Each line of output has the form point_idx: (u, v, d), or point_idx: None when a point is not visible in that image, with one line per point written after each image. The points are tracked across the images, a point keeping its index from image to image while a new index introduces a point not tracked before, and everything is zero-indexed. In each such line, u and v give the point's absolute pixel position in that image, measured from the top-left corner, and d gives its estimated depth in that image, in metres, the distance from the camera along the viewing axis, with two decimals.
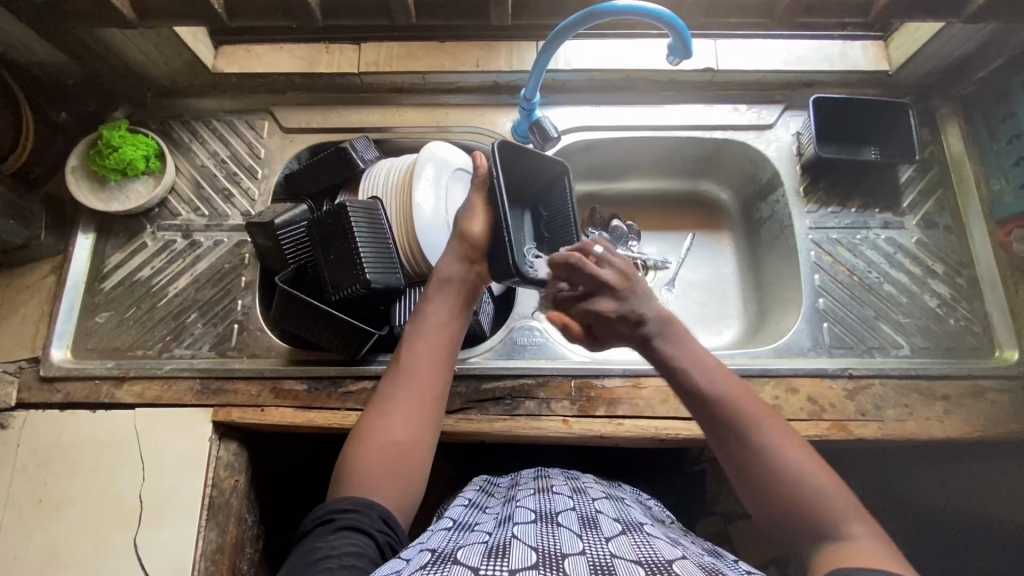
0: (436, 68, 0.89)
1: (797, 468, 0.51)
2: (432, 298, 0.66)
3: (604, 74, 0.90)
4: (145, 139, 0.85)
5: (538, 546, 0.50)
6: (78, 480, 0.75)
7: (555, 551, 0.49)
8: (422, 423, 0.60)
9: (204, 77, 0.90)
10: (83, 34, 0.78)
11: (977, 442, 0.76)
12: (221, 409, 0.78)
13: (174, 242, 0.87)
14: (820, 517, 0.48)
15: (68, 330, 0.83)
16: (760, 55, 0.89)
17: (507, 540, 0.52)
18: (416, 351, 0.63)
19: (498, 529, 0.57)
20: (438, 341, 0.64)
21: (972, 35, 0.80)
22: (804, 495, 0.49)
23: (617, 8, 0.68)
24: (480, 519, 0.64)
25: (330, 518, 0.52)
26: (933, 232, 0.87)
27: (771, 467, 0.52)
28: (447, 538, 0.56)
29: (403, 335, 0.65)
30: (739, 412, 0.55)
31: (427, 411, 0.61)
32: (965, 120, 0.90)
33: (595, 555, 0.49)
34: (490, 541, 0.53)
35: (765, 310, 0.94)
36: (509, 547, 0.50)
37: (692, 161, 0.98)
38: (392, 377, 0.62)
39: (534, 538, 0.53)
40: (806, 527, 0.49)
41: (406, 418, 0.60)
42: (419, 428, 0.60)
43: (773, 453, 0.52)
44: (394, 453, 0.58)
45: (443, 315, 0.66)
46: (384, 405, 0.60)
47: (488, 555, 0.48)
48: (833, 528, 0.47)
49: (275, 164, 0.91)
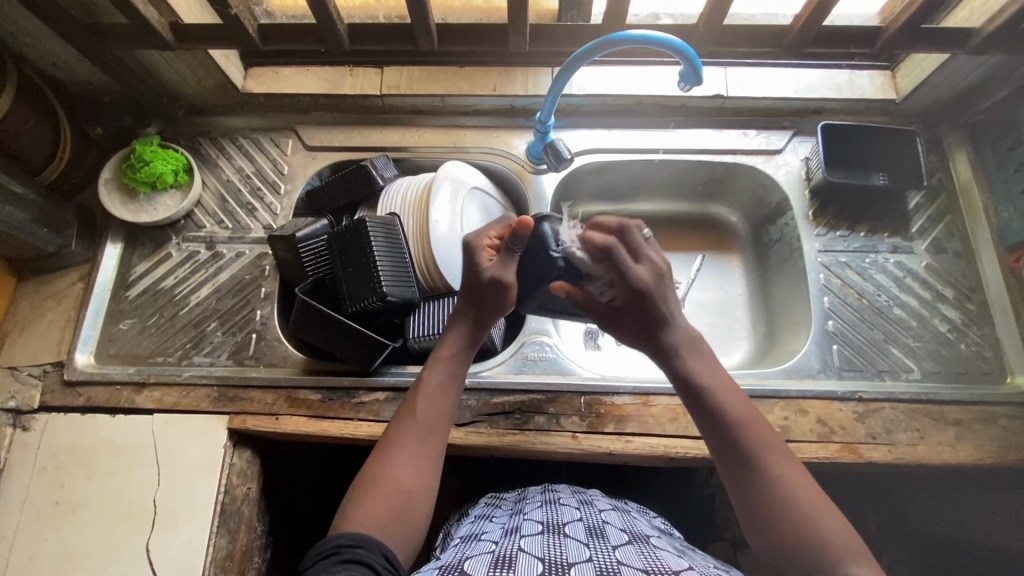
0: (454, 91, 0.92)
1: (803, 501, 0.53)
2: (446, 348, 0.67)
3: (617, 99, 0.93)
4: (175, 154, 0.89)
5: (545, 556, 0.52)
6: (96, 482, 0.77)
7: (561, 562, 0.51)
8: (428, 470, 0.59)
9: (234, 97, 0.95)
10: (123, 55, 0.82)
11: (989, 468, 0.75)
12: (237, 416, 0.79)
13: (198, 253, 0.90)
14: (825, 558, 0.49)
15: (92, 335, 0.86)
16: (771, 83, 0.91)
17: (514, 551, 0.53)
18: (427, 396, 0.64)
19: (505, 539, 0.58)
20: (446, 393, 0.64)
21: (977, 66, 0.82)
22: (810, 526, 0.51)
23: (631, 36, 0.70)
24: (488, 529, 0.65)
25: (333, 552, 0.51)
26: (942, 257, 0.87)
27: (772, 497, 0.54)
28: (457, 550, 0.57)
29: (415, 381, 0.65)
30: (759, 453, 0.56)
31: (435, 460, 0.60)
32: (972, 148, 0.91)
33: (602, 563, 0.51)
34: (498, 550, 0.54)
35: (774, 332, 0.95)
36: (516, 557, 0.52)
37: (702, 183, 1.00)
38: (401, 422, 0.62)
39: (541, 547, 0.54)
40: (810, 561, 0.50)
41: (417, 467, 0.59)
42: (425, 476, 0.59)
43: (779, 488, 0.54)
44: (400, 498, 0.56)
45: (458, 364, 0.67)
46: (394, 451, 0.59)
47: (495, 566, 0.50)
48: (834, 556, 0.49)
49: (297, 180, 0.94)
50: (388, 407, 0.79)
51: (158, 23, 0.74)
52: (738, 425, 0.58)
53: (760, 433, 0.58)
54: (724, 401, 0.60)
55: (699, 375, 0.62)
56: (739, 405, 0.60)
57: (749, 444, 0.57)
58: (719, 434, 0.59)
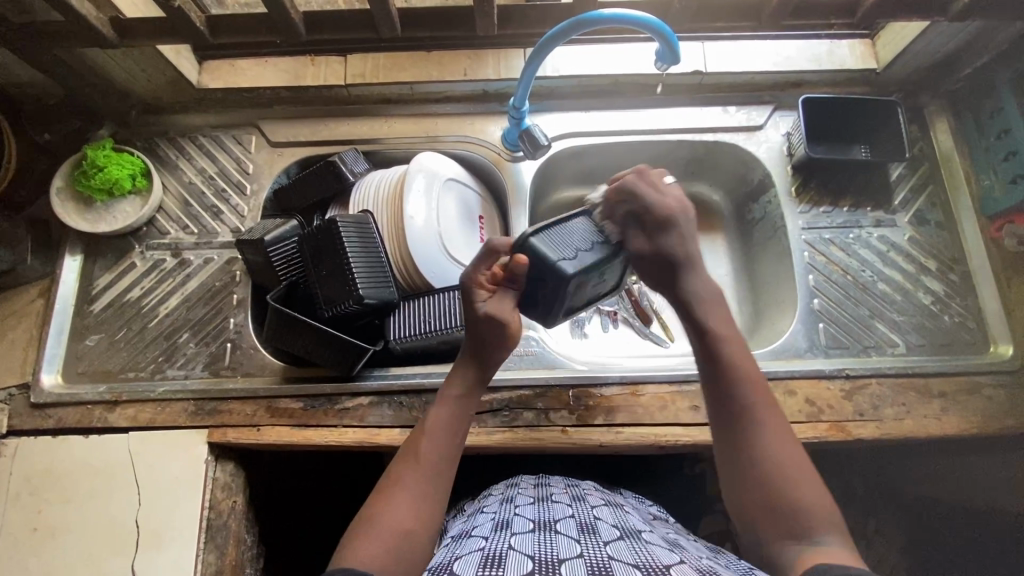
0: (423, 78, 0.88)
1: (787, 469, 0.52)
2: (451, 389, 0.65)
3: (592, 80, 0.89)
4: (129, 157, 0.84)
5: (535, 554, 0.51)
6: (74, 506, 0.74)
7: (551, 558, 0.50)
8: (431, 511, 0.57)
9: (189, 93, 0.89)
10: (63, 54, 0.76)
11: (974, 438, 0.77)
12: (217, 430, 0.77)
13: (164, 261, 0.86)
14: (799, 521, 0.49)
15: (58, 353, 0.82)
16: (749, 57, 0.88)
17: (504, 549, 0.53)
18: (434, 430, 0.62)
19: (495, 538, 0.58)
20: (449, 432, 0.62)
21: (956, 33, 0.80)
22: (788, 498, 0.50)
23: (604, 16, 0.67)
24: (479, 528, 0.64)
25: None
26: (924, 229, 0.87)
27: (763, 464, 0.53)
28: (445, 551, 0.57)
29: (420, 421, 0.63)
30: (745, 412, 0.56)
31: (436, 497, 0.58)
32: (953, 116, 0.90)
33: (593, 558, 0.50)
34: (488, 549, 0.54)
35: (760, 312, 0.94)
36: (505, 555, 0.51)
37: (683, 163, 0.97)
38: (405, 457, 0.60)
39: (531, 545, 0.53)
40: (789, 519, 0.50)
41: (416, 503, 0.56)
42: (426, 512, 0.56)
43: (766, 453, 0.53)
44: (401, 536, 0.53)
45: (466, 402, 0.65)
46: (394, 489, 0.57)
47: (484, 565, 0.49)
48: (810, 527, 0.49)
49: (263, 179, 0.90)
50: (372, 412, 0.77)
51: (96, 19, 0.69)
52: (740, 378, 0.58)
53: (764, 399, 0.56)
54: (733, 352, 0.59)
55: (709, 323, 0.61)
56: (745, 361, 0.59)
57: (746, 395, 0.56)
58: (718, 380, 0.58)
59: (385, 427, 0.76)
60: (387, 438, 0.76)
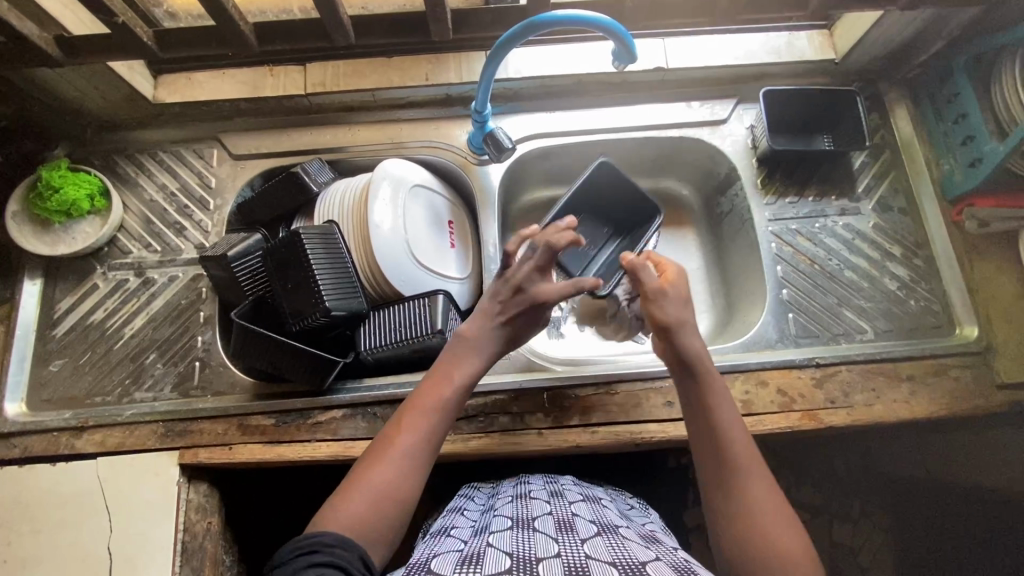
0: (384, 84, 0.88)
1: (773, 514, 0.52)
2: (465, 351, 0.65)
3: (554, 80, 0.89)
4: (87, 177, 0.83)
5: (513, 551, 0.51)
6: (43, 537, 0.73)
7: (529, 557, 0.50)
8: (425, 473, 0.57)
9: (146, 109, 0.88)
10: (10, 74, 0.74)
11: (943, 419, 0.78)
12: (188, 451, 0.76)
13: (127, 281, 0.85)
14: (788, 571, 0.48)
15: (21, 380, 0.80)
16: (709, 52, 0.89)
17: (482, 548, 0.52)
18: (444, 397, 0.61)
19: (474, 538, 0.58)
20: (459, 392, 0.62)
21: (910, 21, 0.81)
22: (773, 546, 0.50)
23: (557, 17, 0.67)
24: (458, 526, 0.64)
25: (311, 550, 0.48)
26: (888, 216, 0.88)
27: (751, 507, 0.52)
28: (426, 548, 0.57)
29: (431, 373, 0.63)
30: (730, 448, 0.56)
31: (432, 456, 0.58)
32: (911, 103, 0.91)
33: (571, 556, 0.50)
34: (466, 549, 0.54)
35: (732, 304, 0.95)
36: (483, 554, 0.51)
37: (650, 159, 0.97)
38: (409, 415, 0.59)
39: (509, 543, 0.53)
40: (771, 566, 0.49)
41: (414, 463, 0.56)
42: (419, 475, 0.56)
43: (753, 500, 0.53)
44: (391, 498, 0.54)
45: (475, 370, 0.64)
46: (396, 439, 0.57)
47: (461, 564, 0.49)
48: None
49: (226, 193, 0.88)
50: (346, 424, 0.76)
51: (40, 39, 0.67)
52: (726, 419, 0.57)
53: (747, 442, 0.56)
54: (719, 399, 0.59)
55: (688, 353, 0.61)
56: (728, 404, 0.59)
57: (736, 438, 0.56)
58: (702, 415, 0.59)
59: (359, 440, 0.76)
60: (362, 450, 0.75)
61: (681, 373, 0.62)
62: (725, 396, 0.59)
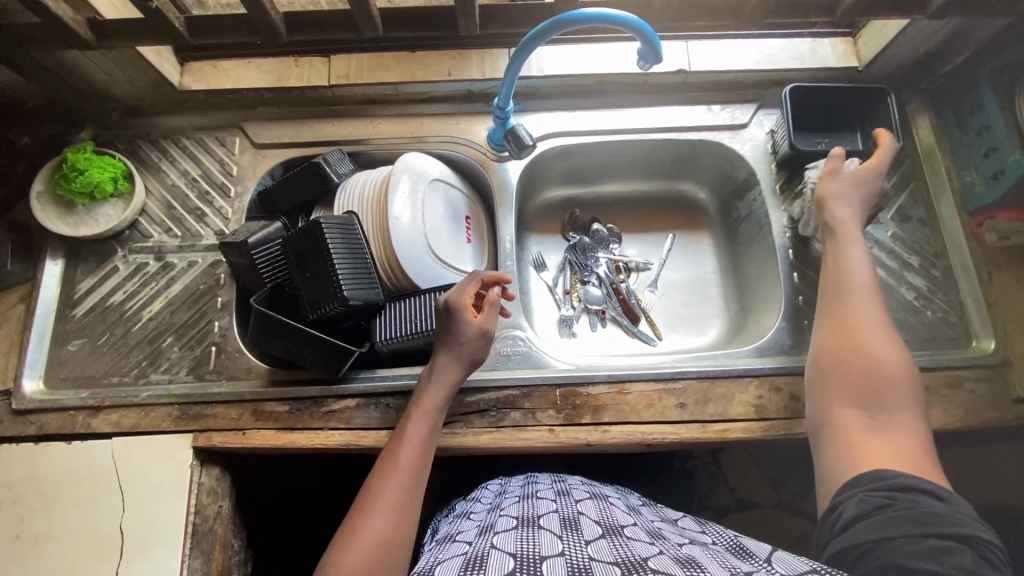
0: (407, 78, 0.88)
1: (877, 342, 0.59)
2: (426, 402, 0.68)
3: (576, 79, 0.90)
4: (111, 160, 0.84)
5: (517, 551, 0.51)
6: (56, 514, 0.73)
7: (533, 556, 0.50)
8: (409, 524, 0.58)
9: (172, 95, 0.89)
10: (41, 56, 0.76)
11: (957, 431, 0.77)
12: (202, 434, 0.76)
13: (147, 264, 0.86)
14: (882, 383, 0.57)
15: (40, 358, 0.81)
16: (732, 56, 0.89)
17: (486, 550, 0.52)
18: (411, 443, 0.65)
19: (479, 539, 0.57)
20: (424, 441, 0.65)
21: (938, 30, 0.80)
22: (873, 364, 0.58)
23: (585, 15, 0.67)
24: (464, 529, 0.64)
25: None
26: (907, 226, 0.88)
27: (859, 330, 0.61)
28: (431, 557, 0.57)
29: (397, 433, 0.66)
30: (853, 293, 0.63)
31: (412, 506, 0.60)
32: (934, 113, 0.90)
33: (575, 557, 0.50)
34: (470, 551, 0.54)
35: (747, 308, 0.94)
36: (487, 556, 0.51)
37: (669, 162, 0.98)
38: (381, 476, 0.61)
39: (513, 543, 0.53)
40: (873, 381, 0.57)
41: (395, 514, 0.58)
42: (404, 524, 0.58)
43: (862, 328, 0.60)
44: (382, 549, 0.55)
45: (436, 416, 0.68)
46: (373, 500, 0.58)
47: (465, 568, 0.49)
48: (883, 391, 0.56)
49: (248, 181, 0.89)
50: (359, 414, 0.77)
51: (72, 21, 0.68)
52: (863, 273, 0.65)
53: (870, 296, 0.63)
54: (861, 259, 0.66)
55: (845, 223, 0.69)
56: (864, 266, 0.65)
57: (868, 283, 0.64)
58: (834, 265, 0.67)
59: (371, 429, 0.76)
60: (374, 440, 0.75)
61: (831, 233, 0.70)
62: (861, 245, 0.67)
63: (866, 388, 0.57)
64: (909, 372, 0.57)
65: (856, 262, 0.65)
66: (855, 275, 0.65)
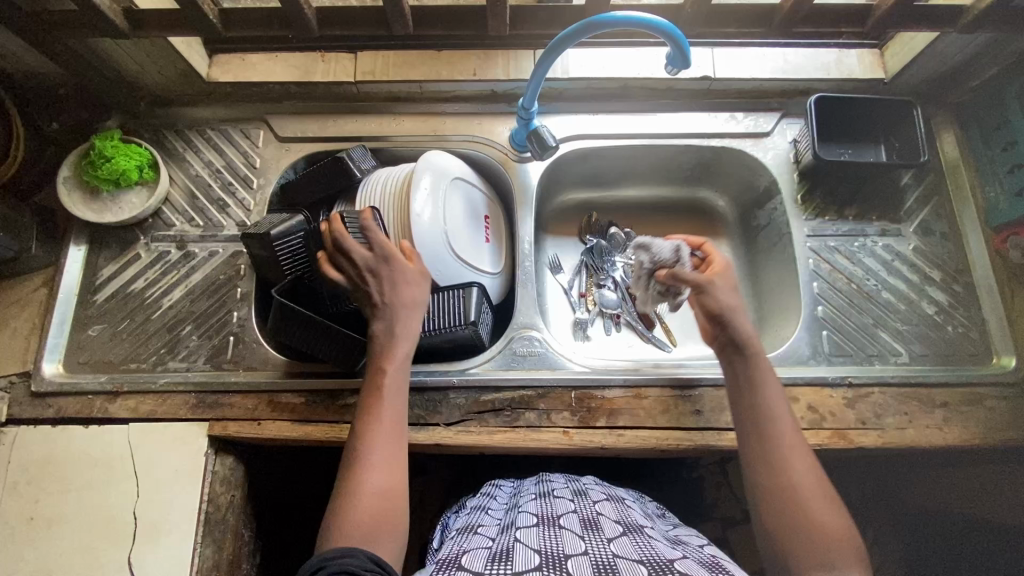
0: (432, 76, 0.89)
1: (808, 490, 0.56)
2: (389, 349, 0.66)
3: (601, 83, 0.90)
4: (137, 149, 0.84)
5: (541, 548, 0.51)
6: (71, 498, 0.74)
7: (558, 554, 0.50)
8: (401, 471, 0.60)
9: (199, 86, 0.90)
10: (75, 43, 0.77)
11: (976, 449, 0.76)
12: (218, 423, 0.77)
13: (169, 253, 0.86)
14: (817, 543, 0.53)
15: (60, 342, 0.82)
16: (757, 64, 0.89)
17: (510, 545, 0.52)
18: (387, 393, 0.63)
19: (501, 534, 0.57)
20: (397, 390, 0.64)
21: (968, 44, 0.80)
22: (809, 519, 0.55)
23: (617, 18, 0.67)
24: (484, 523, 0.64)
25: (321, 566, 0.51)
26: (929, 240, 0.87)
27: (788, 481, 0.57)
28: (454, 546, 0.57)
29: (366, 385, 0.64)
30: (773, 441, 0.59)
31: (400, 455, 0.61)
32: (960, 127, 0.90)
33: (598, 554, 0.50)
34: (493, 545, 0.54)
35: (764, 318, 0.94)
36: (512, 550, 0.51)
37: (690, 168, 0.97)
38: (365, 432, 0.61)
39: (536, 540, 0.53)
40: (805, 542, 0.54)
41: (389, 467, 0.59)
42: (398, 474, 0.59)
43: (791, 476, 0.57)
44: (383, 502, 0.56)
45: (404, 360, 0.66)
46: (364, 457, 0.59)
47: (491, 561, 0.49)
48: (821, 549, 0.53)
49: (270, 174, 0.90)
50: None
51: (109, 9, 0.69)
52: (776, 409, 0.61)
53: (790, 435, 0.60)
54: (770, 394, 0.62)
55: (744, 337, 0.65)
56: (777, 403, 0.62)
57: (775, 422, 0.61)
58: (742, 393, 0.63)
59: None
60: None
61: (732, 354, 0.66)
62: (772, 377, 0.63)
63: (802, 542, 0.54)
64: (844, 525, 0.55)
65: (766, 398, 0.62)
66: (769, 413, 0.61)
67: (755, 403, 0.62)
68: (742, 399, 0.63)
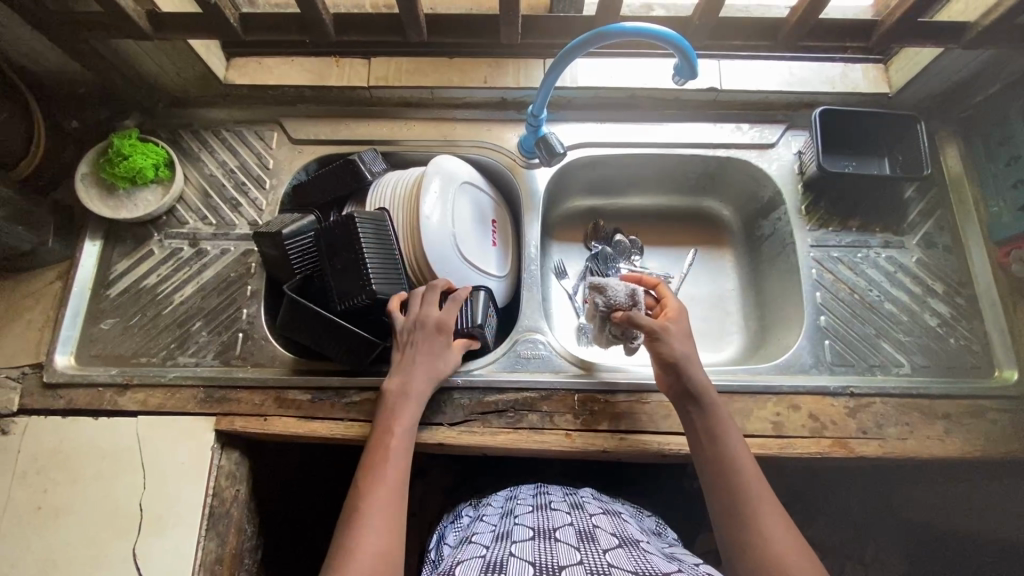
0: (443, 83, 0.90)
1: (779, 540, 0.56)
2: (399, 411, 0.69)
3: (609, 92, 0.91)
4: (154, 148, 0.86)
5: (536, 560, 0.52)
6: (79, 488, 0.75)
7: (551, 565, 0.51)
8: (399, 533, 0.59)
9: (216, 88, 0.92)
10: (98, 45, 0.79)
11: (977, 461, 0.76)
12: (224, 418, 0.78)
13: (181, 250, 0.88)
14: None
15: (73, 335, 0.83)
16: (762, 77, 0.90)
17: (505, 556, 0.53)
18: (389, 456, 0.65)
19: (497, 545, 0.58)
20: (401, 450, 0.66)
21: (972, 60, 0.81)
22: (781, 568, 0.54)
23: (625, 29, 0.68)
24: (480, 535, 0.65)
25: None
26: (932, 252, 0.88)
27: (757, 529, 0.57)
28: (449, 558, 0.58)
29: (368, 446, 0.66)
30: (744, 491, 0.59)
31: (400, 513, 0.60)
32: (963, 142, 0.91)
33: (593, 564, 0.51)
34: (489, 556, 0.55)
35: (766, 327, 0.95)
36: (506, 562, 0.52)
37: (695, 177, 0.99)
38: (364, 491, 0.61)
39: (530, 552, 0.54)
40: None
41: (386, 522, 0.58)
42: (396, 532, 0.58)
43: (761, 525, 0.57)
44: (379, 559, 0.55)
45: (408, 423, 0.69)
46: (361, 514, 0.59)
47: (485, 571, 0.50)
48: None
49: (283, 175, 0.91)
50: None
51: (133, 11, 0.71)
52: (739, 457, 0.62)
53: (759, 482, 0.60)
54: (734, 443, 0.63)
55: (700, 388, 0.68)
56: (742, 454, 0.63)
57: (743, 470, 0.61)
58: (709, 446, 0.64)
59: None
60: None
61: (688, 401, 0.68)
62: (731, 428, 0.65)
63: None
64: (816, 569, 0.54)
65: (730, 443, 0.63)
66: (735, 463, 0.62)
67: (721, 454, 0.63)
68: (709, 451, 0.64)
